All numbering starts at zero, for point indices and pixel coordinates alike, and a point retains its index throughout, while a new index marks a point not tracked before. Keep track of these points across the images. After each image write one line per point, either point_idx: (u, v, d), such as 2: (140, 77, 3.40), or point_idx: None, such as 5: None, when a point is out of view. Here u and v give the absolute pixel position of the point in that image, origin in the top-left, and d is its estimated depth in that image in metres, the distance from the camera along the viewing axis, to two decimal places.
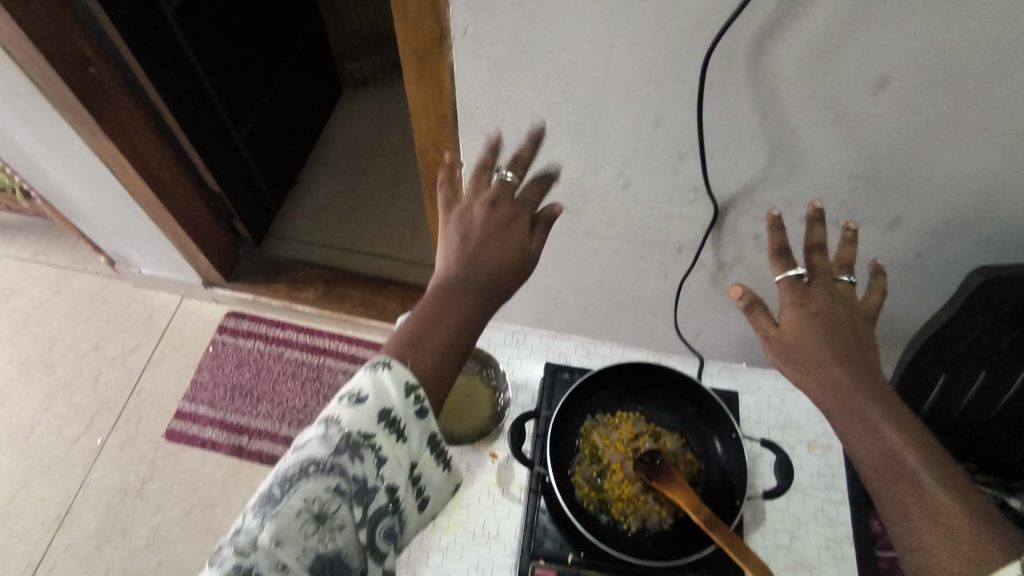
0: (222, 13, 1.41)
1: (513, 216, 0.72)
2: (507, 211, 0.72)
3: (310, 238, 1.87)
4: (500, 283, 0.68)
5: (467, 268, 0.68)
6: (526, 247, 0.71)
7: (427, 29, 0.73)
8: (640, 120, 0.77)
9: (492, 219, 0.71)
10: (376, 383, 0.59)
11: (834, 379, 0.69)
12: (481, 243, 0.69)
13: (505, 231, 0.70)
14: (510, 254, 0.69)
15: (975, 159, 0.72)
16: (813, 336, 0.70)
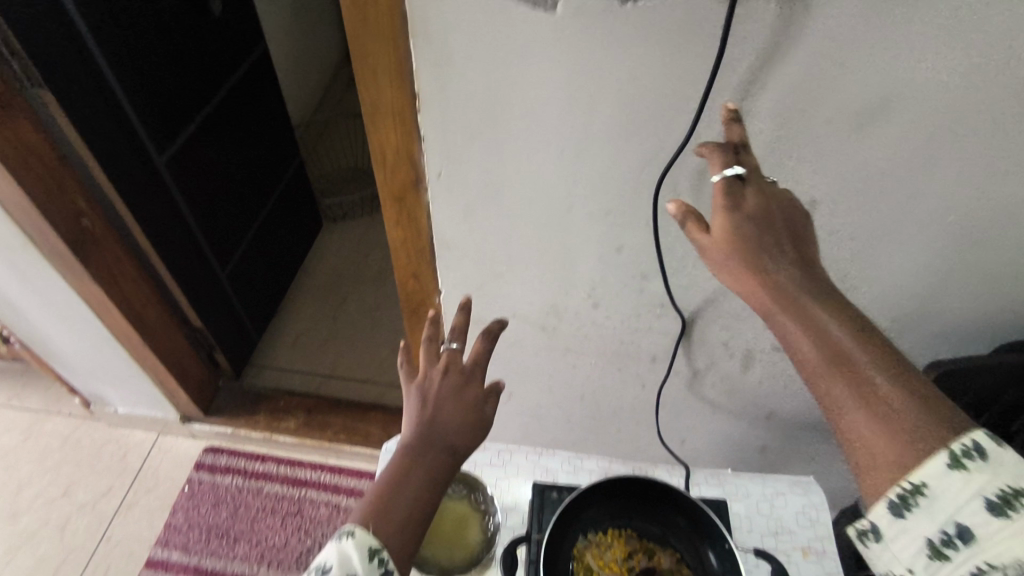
0: (210, 161, 1.51)
1: (468, 379, 0.70)
2: (461, 376, 0.70)
3: (291, 365, 1.87)
4: (461, 444, 0.67)
5: (425, 432, 0.66)
6: (483, 409, 0.69)
7: (404, 175, 0.80)
8: (604, 245, 0.83)
9: (451, 377, 0.70)
10: (341, 554, 0.60)
11: (786, 292, 0.55)
12: (439, 406, 0.67)
13: (462, 393, 0.69)
14: (469, 418, 0.67)
15: (908, 264, 0.79)
16: (755, 243, 0.56)
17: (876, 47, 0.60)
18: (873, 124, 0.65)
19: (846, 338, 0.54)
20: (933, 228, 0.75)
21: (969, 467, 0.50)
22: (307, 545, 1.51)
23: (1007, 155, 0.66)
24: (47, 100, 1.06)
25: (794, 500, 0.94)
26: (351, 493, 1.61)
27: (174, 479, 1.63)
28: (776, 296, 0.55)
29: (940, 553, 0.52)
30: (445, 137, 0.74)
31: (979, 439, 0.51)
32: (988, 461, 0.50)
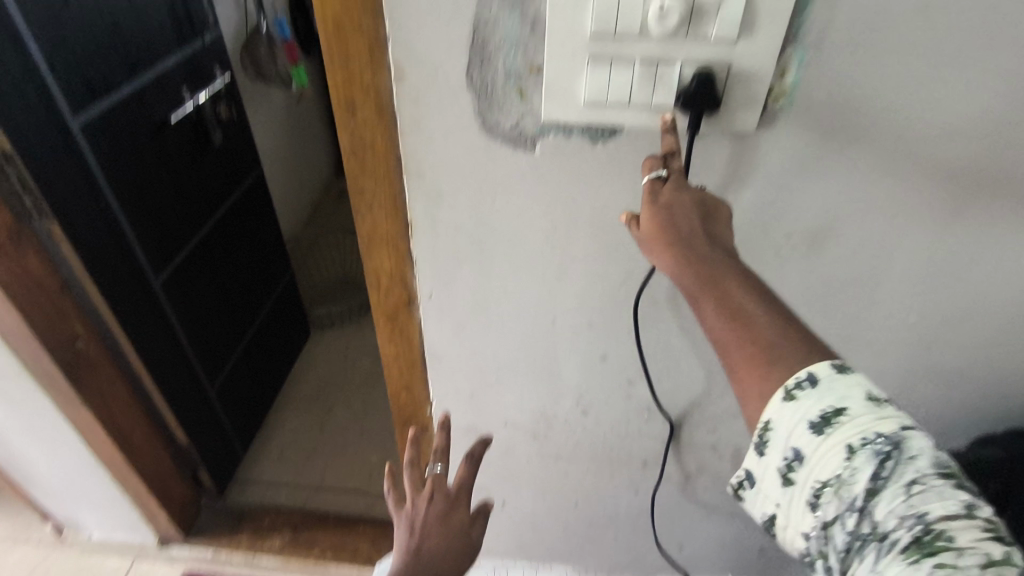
0: (204, 278, 1.56)
1: (454, 505, 0.74)
2: (446, 504, 0.73)
3: (276, 479, 1.82)
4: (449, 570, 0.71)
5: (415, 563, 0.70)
6: (468, 533, 0.73)
7: (396, 296, 0.85)
8: (589, 355, 0.87)
9: (437, 505, 0.73)
10: None
11: (669, 231, 0.54)
12: (427, 536, 0.71)
13: (449, 521, 0.73)
14: (456, 545, 0.71)
15: (876, 364, 0.84)
16: (665, 212, 0.54)
17: (820, 177, 0.67)
18: (826, 240, 0.72)
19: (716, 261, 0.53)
20: (895, 330, 0.80)
21: (797, 396, 0.51)
22: None
23: (950, 265, 0.73)
24: (54, 232, 1.11)
25: None
26: None
27: None
28: (681, 254, 0.53)
29: (789, 478, 0.55)
30: (436, 260, 0.79)
31: (814, 370, 0.51)
32: (819, 387, 0.51)
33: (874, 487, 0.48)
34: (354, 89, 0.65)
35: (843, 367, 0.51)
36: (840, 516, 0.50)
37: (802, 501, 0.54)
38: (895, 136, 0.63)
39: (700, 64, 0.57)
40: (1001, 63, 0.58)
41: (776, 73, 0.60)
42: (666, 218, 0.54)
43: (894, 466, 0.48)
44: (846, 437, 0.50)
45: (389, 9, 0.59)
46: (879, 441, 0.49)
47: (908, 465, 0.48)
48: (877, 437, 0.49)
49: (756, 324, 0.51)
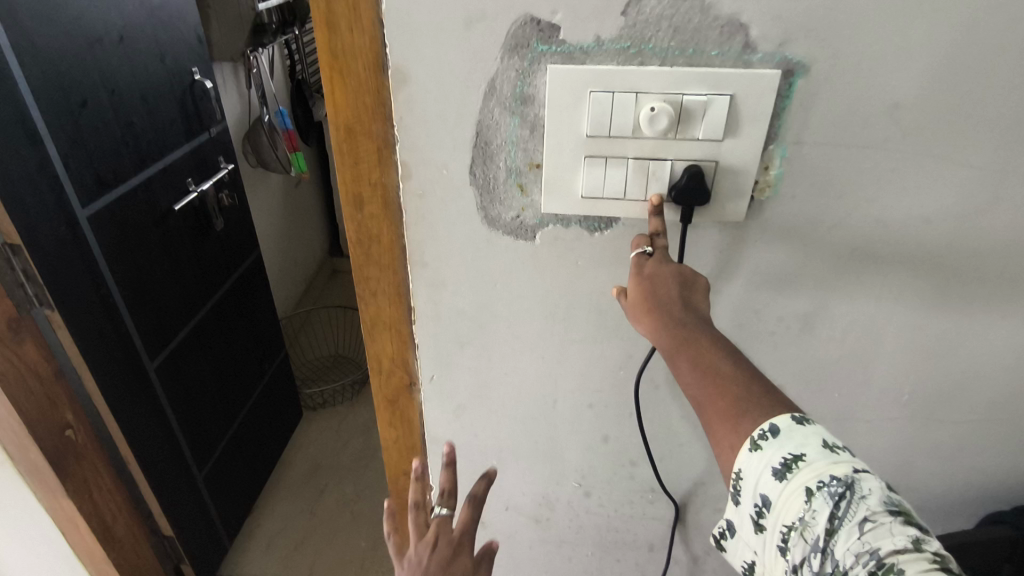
0: (198, 361, 1.54)
1: (456, 551, 0.73)
2: (448, 548, 0.73)
3: (264, 571, 1.73)
4: None
5: None
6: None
7: (398, 379, 0.85)
8: (590, 436, 0.87)
9: (438, 553, 0.72)
10: None
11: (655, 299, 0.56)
12: None
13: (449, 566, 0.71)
14: None
15: (877, 440, 0.84)
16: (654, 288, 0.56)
17: (808, 261, 0.70)
18: (818, 320, 0.74)
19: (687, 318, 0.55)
20: (892, 406, 0.81)
21: (762, 446, 0.52)
22: None
23: (940, 343, 0.75)
24: (52, 318, 1.11)
25: None
26: None
27: None
28: (666, 321, 0.55)
29: (760, 525, 0.55)
30: (438, 344, 0.80)
31: (775, 421, 0.52)
32: (780, 437, 0.52)
33: (832, 528, 0.49)
34: (363, 184, 0.69)
35: (802, 418, 0.52)
36: (806, 559, 0.50)
37: (774, 545, 0.54)
38: (875, 224, 0.67)
39: (689, 161, 0.61)
40: (966, 157, 0.63)
41: (760, 167, 0.64)
42: (651, 288, 0.57)
43: (850, 508, 0.48)
44: (804, 480, 0.51)
45: (399, 114, 0.64)
46: (834, 483, 0.49)
47: (860, 505, 0.48)
48: (832, 480, 0.49)
49: (735, 387, 0.53)
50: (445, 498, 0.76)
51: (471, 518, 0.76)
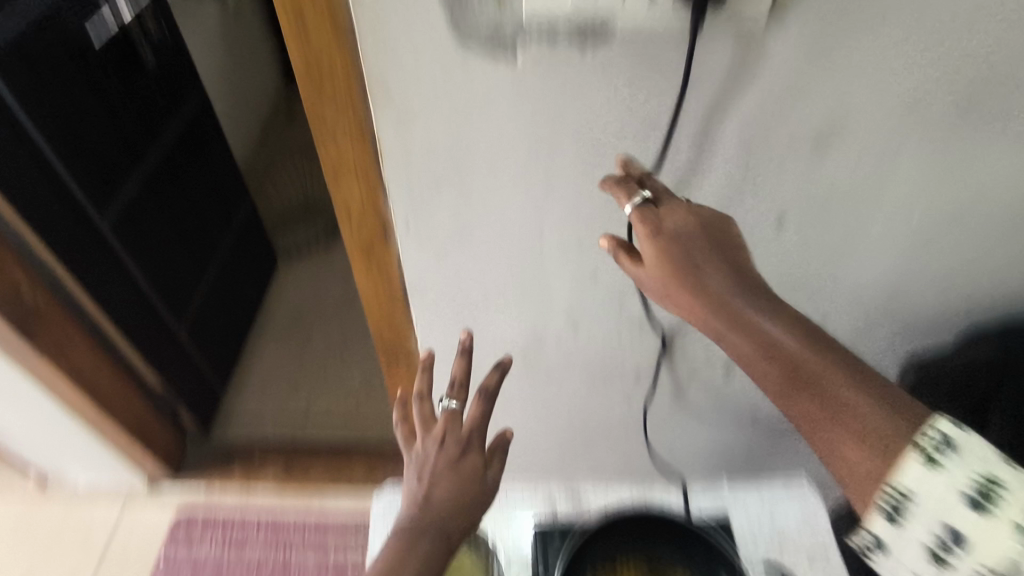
0: (158, 216, 1.45)
1: (466, 449, 0.67)
2: (456, 446, 0.67)
3: (261, 412, 1.78)
4: (461, 519, 0.64)
5: (424, 509, 0.64)
6: (483, 481, 0.66)
7: (371, 228, 0.78)
8: (579, 273, 0.83)
9: (445, 452, 0.66)
10: None
11: (704, 287, 0.57)
12: (433, 483, 0.65)
13: (457, 465, 0.66)
14: (463, 492, 0.65)
15: (875, 265, 0.81)
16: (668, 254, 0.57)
17: (830, 68, 0.61)
18: (835, 138, 0.67)
19: (790, 341, 0.55)
20: (895, 233, 0.77)
21: (942, 462, 0.53)
22: None
23: (959, 157, 0.69)
24: None
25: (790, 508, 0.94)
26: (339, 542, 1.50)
27: (145, 550, 1.52)
28: (659, 267, 0.58)
29: (937, 557, 0.54)
30: (410, 182, 0.72)
31: (951, 434, 0.53)
32: (961, 452, 0.53)
33: None
34: None
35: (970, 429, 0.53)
36: None
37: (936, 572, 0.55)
38: (913, 24, 0.58)
39: None
40: None
41: None
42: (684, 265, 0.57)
43: None
44: (980, 486, 0.53)
45: None
46: None
47: None
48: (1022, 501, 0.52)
49: (858, 418, 0.53)
50: (457, 394, 0.70)
51: (481, 416, 0.69)
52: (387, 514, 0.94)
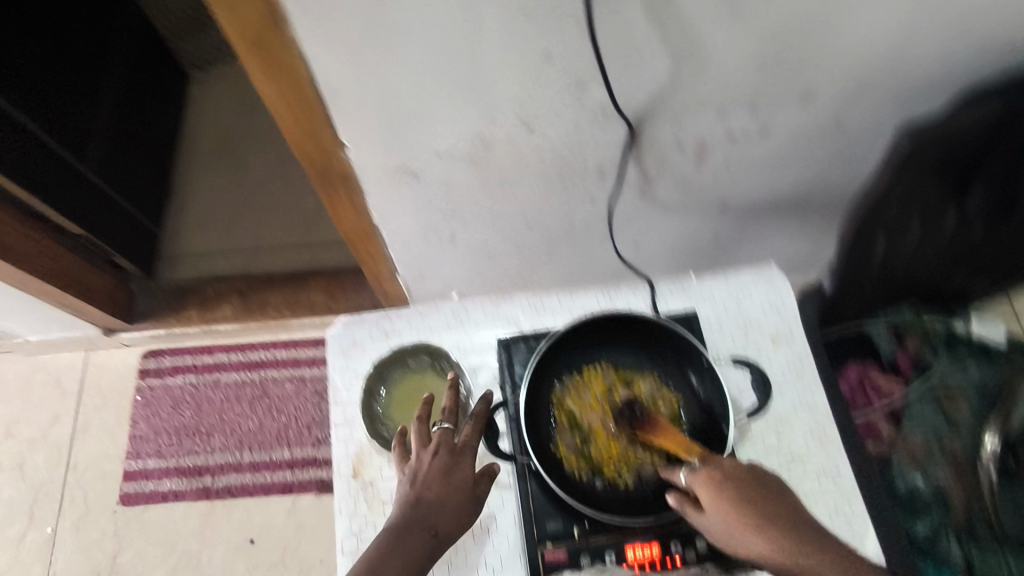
0: (12, 29, 1.17)
1: (457, 460, 0.72)
2: (449, 459, 0.71)
3: (206, 248, 1.65)
4: (449, 517, 0.68)
5: (416, 508, 0.68)
6: (472, 493, 0.70)
7: (254, 10, 0.60)
8: (527, 55, 0.68)
9: (438, 464, 0.71)
10: None
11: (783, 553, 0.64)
12: (426, 488, 0.69)
13: (450, 472, 0.70)
14: (455, 494, 0.69)
15: (876, 11, 0.68)
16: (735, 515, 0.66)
17: None
18: None
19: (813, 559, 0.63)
20: None
21: None
22: (284, 421, 1.47)
23: None
24: None
25: (760, 295, 0.92)
26: (314, 363, 1.51)
27: (120, 392, 1.52)
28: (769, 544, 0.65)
29: None
30: None
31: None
32: None
33: None
34: None
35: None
36: None
37: None
38: None
39: None
40: None
41: None
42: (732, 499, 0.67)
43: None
44: None
45: None
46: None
47: None
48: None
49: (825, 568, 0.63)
50: (450, 415, 0.76)
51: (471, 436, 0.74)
52: (343, 342, 0.88)
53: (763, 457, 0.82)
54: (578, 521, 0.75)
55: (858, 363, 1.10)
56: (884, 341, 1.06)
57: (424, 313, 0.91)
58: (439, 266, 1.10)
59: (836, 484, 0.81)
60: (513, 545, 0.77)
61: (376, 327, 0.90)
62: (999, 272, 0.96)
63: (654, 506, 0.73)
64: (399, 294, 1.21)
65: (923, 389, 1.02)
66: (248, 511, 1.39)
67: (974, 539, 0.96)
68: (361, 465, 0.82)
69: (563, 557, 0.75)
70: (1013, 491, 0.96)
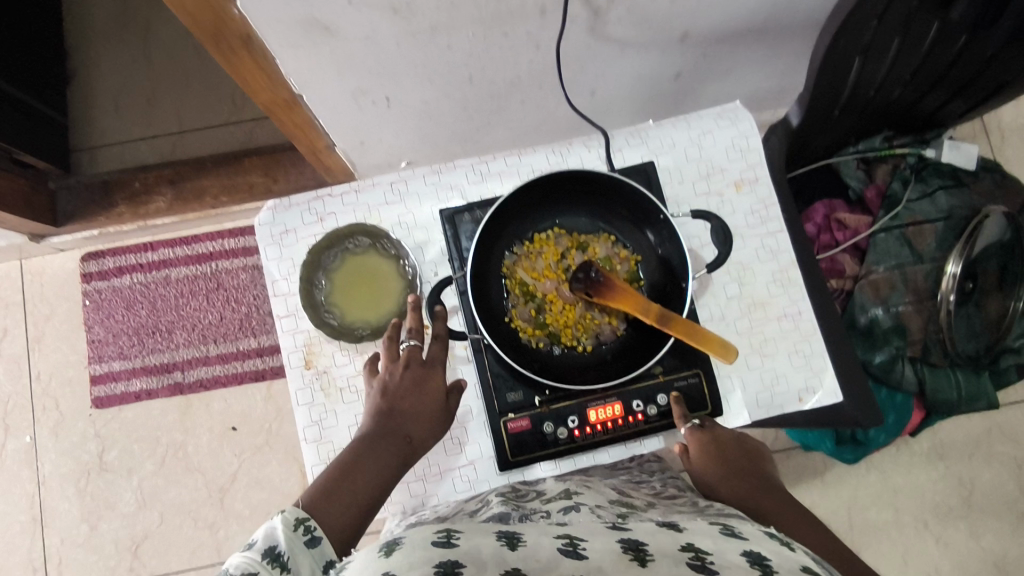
0: None
1: (429, 371, 0.71)
2: (421, 373, 0.71)
3: (126, 135, 1.44)
4: (416, 429, 0.69)
5: (387, 421, 0.69)
6: (445, 404, 0.71)
7: None
8: None
9: (408, 379, 0.70)
10: (281, 534, 0.57)
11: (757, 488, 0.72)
12: (399, 402, 0.69)
13: (420, 388, 0.70)
14: (426, 408, 0.70)
15: None
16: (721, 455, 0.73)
17: None
18: None
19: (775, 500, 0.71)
20: None
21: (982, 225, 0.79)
22: (245, 311, 1.40)
23: None
24: None
25: (722, 136, 0.84)
26: None
27: (68, 298, 1.40)
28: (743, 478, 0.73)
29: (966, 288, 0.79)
30: None
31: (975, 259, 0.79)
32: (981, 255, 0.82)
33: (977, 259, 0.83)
34: None
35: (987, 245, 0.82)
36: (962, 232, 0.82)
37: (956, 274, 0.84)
38: None
39: None
40: None
41: None
42: (718, 455, 0.73)
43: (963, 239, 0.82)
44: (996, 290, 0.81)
45: None
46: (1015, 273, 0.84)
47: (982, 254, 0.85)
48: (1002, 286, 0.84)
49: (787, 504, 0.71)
50: (416, 332, 0.72)
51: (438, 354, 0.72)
52: (273, 230, 0.82)
53: (723, 308, 0.81)
54: (538, 389, 0.76)
55: (824, 200, 1.06)
56: (851, 172, 1.05)
57: (356, 192, 0.83)
58: (381, 132, 0.90)
59: (796, 326, 0.80)
60: (476, 416, 0.78)
61: (307, 210, 0.82)
62: (975, 96, 0.90)
63: (612, 365, 0.75)
64: (343, 168, 1.00)
65: (890, 219, 1.00)
66: (226, 402, 1.36)
67: (926, 361, 0.98)
68: (313, 355, 0.80)
69: (526, 424, 0.75)
70: (968, 311, 0.97)
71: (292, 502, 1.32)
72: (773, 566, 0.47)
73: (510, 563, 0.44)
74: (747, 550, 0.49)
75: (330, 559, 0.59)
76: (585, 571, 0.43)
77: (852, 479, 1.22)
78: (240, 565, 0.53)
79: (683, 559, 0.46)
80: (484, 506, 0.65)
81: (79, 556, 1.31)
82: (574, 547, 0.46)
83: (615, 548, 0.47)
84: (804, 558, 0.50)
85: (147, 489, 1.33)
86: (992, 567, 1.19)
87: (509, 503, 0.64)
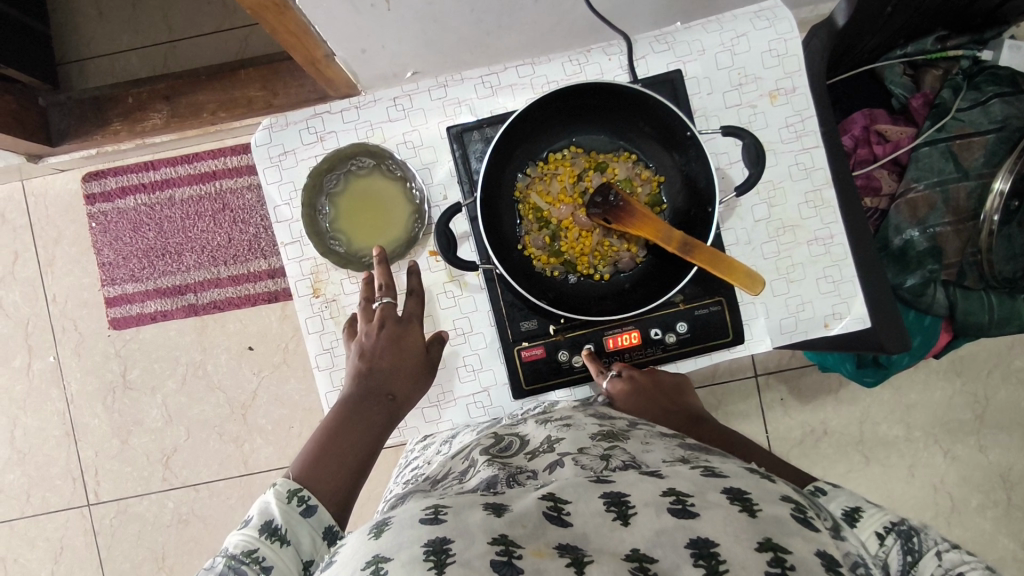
0: None
1: (406, 328, 0.72)
2: (398, 330, 0.71)
3: (115, 46, 1.35)
4: (394, 385, 0.69)
5: (367, 379, 0.68)
6: (426, 357, 0.72)
7: None
8: None
9: (385, 337, 0.70)
10: (277, 505, 0.56)
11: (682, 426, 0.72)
12: (377, 359, 0.69)
13: (399, 344, 0.70)
14: (407, 364, 0.70)
15: None
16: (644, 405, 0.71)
17: None
18: None
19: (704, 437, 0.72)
20: None
21: None
22: (253, 233, 1.36)
23: None
24: None
25: (759, 39, 0.75)
26: None
27: (75, 222, 1.37)
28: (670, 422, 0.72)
29: None
30: None
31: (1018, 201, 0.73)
32: None
33: None
34: None
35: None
36: None
37: None
38: None
39: None
40: None
41: None
42: (643, 403, 0.71)
43: None
44: None
45: None
46: None
47: None
48: None
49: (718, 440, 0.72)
50: (389, 290, 0.72)
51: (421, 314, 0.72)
52: (272, 151, 0.78)
53: (750, 231, 0.76)
54: (553, 318, 0.74)
55: (864, 110, 0.99)
56: (896, 79, 0.98)
57: (357, 108, 0.78)
58: (381, 37, 0.79)
59: (826, 249, 0.76)
60: (491, 344, 0.77)
61: (306, 128, 0.78)
62: None
63: (630, 294, 0.73)
64: (344, 81, 0.91)
65: (936, 131, 0.92)
66: (242, 322, 1.36)
67: (960, 285, 0.93)
68: (321, 283, 0.79)
69: (541, 352, 0.75)
70: (1010, 231, 0.90)
71: (314, 417, 1.34)
72: (753, 499, 0.46)
73: (498, 529, 0.43)
74: (726, 487, 0.48)
75: (330, 526, 0.58)
76: (572, 538, 0.43)
77: (867, 398, 1.22)
78: (240, 542, 0.54)
79: (664, 505, 0.45)
80: (472, 468, 0.60)
81: (114, 468, 1.36)
82: (558, 512, 0.45)
83: (597, 509, 0.45)
84: (785, 489, 0.49)
85: (173, 406, 1.36)
86: (999, 480, 1.20)
87: (496, 464, 0.59)
